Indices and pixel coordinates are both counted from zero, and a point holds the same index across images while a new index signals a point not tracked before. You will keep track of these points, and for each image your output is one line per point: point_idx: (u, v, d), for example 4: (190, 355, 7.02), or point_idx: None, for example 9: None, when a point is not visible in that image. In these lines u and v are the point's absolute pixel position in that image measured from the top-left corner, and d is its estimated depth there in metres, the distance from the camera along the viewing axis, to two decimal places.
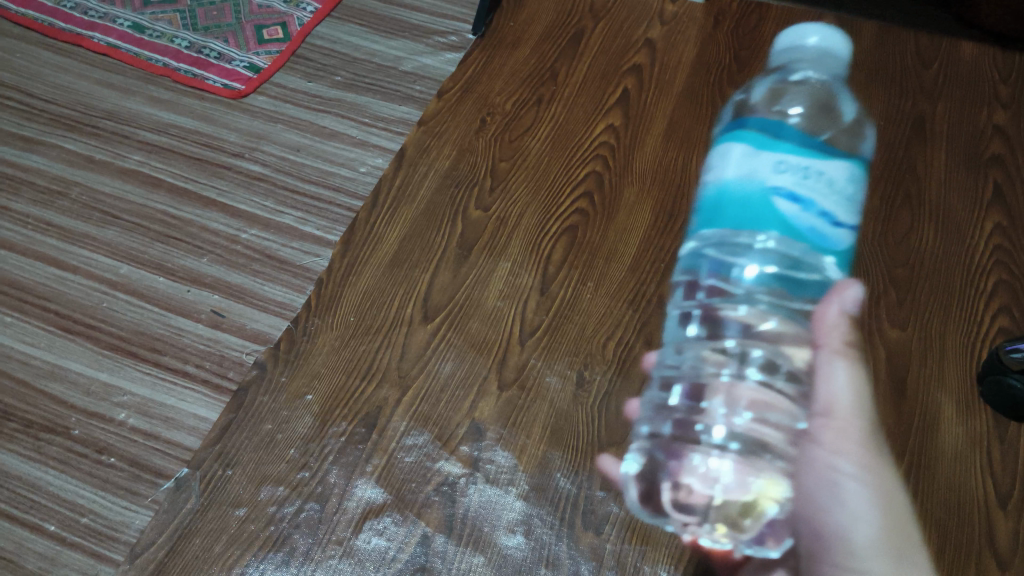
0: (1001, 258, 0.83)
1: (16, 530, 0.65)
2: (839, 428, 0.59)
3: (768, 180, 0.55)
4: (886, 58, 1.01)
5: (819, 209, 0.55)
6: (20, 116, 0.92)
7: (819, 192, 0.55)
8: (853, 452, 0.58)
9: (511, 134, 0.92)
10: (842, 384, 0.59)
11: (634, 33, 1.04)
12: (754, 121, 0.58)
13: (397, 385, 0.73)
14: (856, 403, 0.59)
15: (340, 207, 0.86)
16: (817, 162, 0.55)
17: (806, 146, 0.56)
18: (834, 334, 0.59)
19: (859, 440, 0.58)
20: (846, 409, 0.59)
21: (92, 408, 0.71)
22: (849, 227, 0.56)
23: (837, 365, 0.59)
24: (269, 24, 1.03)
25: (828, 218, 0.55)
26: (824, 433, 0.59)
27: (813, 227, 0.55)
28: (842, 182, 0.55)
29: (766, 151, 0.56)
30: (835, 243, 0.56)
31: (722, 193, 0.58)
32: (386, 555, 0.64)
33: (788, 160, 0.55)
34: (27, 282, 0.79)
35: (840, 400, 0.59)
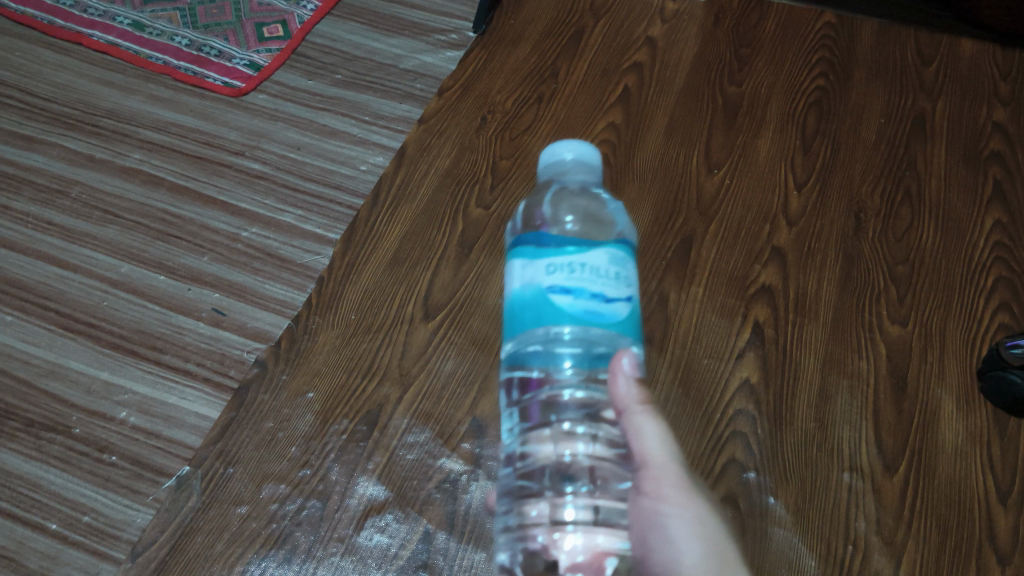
0: (1001, 255, 0.83)
1: (17, 529, 0.65)
2: (657, 478, 0.50)
3: (543, 283, 0.48)
4: (886, 56, 1.01)
5: (589, 290, 0.47)
6: (20, 115, 0.92)
7: (571, 277, 0.48)
8: (678, 496, 0.49)
9: (511, 132, 0.92)
10: (654, 433, 0.51)
11: (634, 31, 1.04)
12: (520, 235, 0.51)
13: (398, 383, 0.73)
14: (671, 451, 0.51)
15: (341, 205, 0.86)
16: (576, 253, 0.48)
17: (568, 240, 0.49)
18: (627, 388, 0.52)
19: (681, 486, 0.50)
20: (662, 457, 0.50)
21: (93, 407, 0.71)
22: (623, 298, 0.49)
23: (642, 415, 0.51)
24: (268, 22, 1.03)
25: (600, 296, 0.48)
26: (647, 483, 0.50)
27: (589, 309, 0.47)
28: (607, 266, 0.48)
29: (536, 259, 0.49)
30: (613, 316, 0.48)
31: (511, 305, 0.50)
32: (387, 552, 0.64)
33: (555, 259, 0.48)
34: (28, 281, 0.79)
35: (652, 448, 0.50)
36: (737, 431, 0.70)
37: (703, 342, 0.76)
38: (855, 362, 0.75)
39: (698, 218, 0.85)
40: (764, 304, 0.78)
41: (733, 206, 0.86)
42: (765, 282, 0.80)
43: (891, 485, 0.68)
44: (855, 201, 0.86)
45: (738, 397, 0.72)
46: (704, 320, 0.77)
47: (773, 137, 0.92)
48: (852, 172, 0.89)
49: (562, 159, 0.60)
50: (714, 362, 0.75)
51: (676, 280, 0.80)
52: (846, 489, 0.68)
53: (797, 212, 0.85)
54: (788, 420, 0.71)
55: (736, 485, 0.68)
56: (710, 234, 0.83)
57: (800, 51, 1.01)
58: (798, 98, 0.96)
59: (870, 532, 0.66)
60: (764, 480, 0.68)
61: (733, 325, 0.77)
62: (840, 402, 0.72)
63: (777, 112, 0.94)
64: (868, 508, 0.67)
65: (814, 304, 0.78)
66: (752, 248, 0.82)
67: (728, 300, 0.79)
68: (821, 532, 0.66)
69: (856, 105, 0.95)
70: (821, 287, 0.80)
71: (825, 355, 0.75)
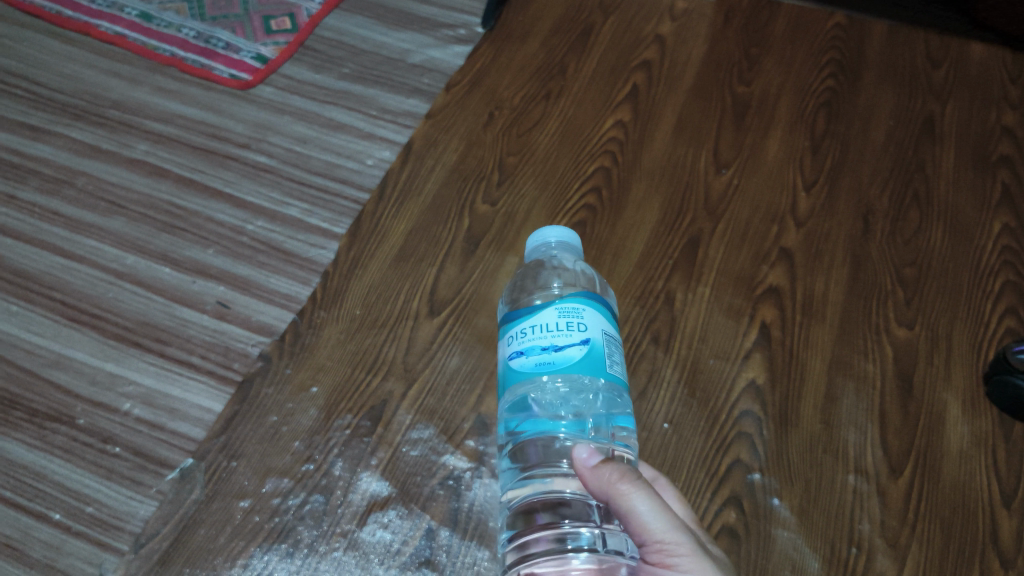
0: (1008, 259, 0.82)
1: (20, 518, 0.64)
2: (660, 550, 0.52)
3: (506, 352, 0.59)
4: (895, 57, 1.01)
5: (539, 345, 0.56)
6: (27, 105, 0.91)
7: (529, 337, 0.57)
8: (684, 565, 0.51)
9: (519, 129, 0.92)
10: (647, 512, 0.52)
11: (643, 28, 1.03)
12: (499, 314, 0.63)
13: (403, 379, 0.73)
14: (668, 522, 0.52)
15: (347, 199, 0.85)
16: (530, 317, 0.58)
17: (524, 310, 0.59)
18: (608, 476, 0.53)
19: (685, 553, 0.51)
20: (661, 531, 0.52)
21: (97, 398, 0.71)
22: (576, 342, 0.56)
23: (633, 499, 0.52)
24: (276, 14, 1.03)
25: (550, 347, 0.56)
26: (651, 554, 0.53)
27: (540, 360, 0.56)
28: (556, 320, 0.57)
29: (507, 331, 0.60)
30: (563, 361, 0.55)
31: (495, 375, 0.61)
32: (390, 547, 0.64)
33: (516, 328, 0.59)
34: (33, 271, 0.78)
35: (649, 526, 0.52)
36: (742, 431, 0.70)
37: (710, 342, 0.76)
38: (862, 364, 0.74)
39: (706, 217, 0.84)
40: (771, 305, 0.78)
41: (741, 205, 0.86)
42: (772, 283, 0.80)
43: (897, 488, 0.68)
44: (863, 203, 0.86)
45: (744, 398, 0.72)
46: (711, 319, 0.77)
47: (782, 138, 0.92)
48: (861, 174, 0.88)
49: (547, 242, 0.68)
50: (720, 362, 0.74)
51: (683, 280, 0.80)
52: (851, 491, 0.67)
53: (806, 213, 0.85)
54: (793, 421, 0.71)
55: (741, 485, 0.67)
56: (718, 234, 0.83)
57: (809, 52, 1.01)
58: (807, 99, 0.95)
59: (874, 535, 0.65)
60: (769, 481, 0.68)
61: (740, 326, 0.77)
62: (846, 404, 0.72)
63: (787, 112, 0.94)
64: (873, 510, 0.66)
65: (821, 305, 0.78)
66: (759, 249, 0.82)
67: (735, 301, 0.78)
68: (825, 534, 0.65)
69: (864, 106, 0.95)
70: (828, 288, 0.79)
71: (832, 356, 0.75)
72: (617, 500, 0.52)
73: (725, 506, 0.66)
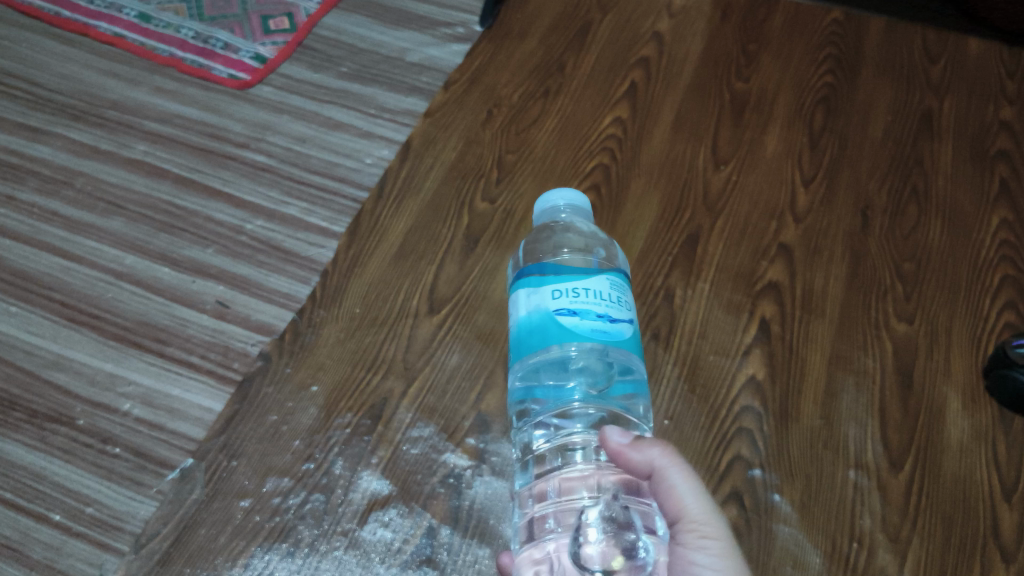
0: (1007, 253, 0.82)
1: (20, 519, 0.64)
2: (691, 530, 0.52)
3: (550, 307, 0.58)
4: (893, 53, 1.01)
5: (594, 311, 0.57)
6: (26, 105, 0.91)
7: (580, 297, 0.58)
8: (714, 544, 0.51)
9: (518, 126, 0.92)
10: (681, 487, 0.53)
11: (642, 25, 1.04)
12: (525, 269, 0.61)
13: (403, 376, 0.73)
14: (703, 503, 0.53)
15: (345, 198, 0.85)
16: (580, 280, 0.59)
17: (573, 271, 0.59)
18: (644, 452, 0.55)
19: (718, 537, 0.51)
20: (696, 509, 0.52)
21: (97, 398, 0.71)
22: (626, 318, 0.59)
23: (668, 473, 0.53)
24: (275, 14, 1.03)
25: (605, 316, 0.58)
26: (683, 535, 0.52)
27: (596, 326, 0.57)
28: (610, 290, 0.59)
29: (547, 286, 0.59)
30: (618, 334, 0.58)
31: (520, 330, 0.59)
32: (391, 546, 0.64)
33: (562, 285, 0.58)
34: (32, 272, 0.78)
35: (683, 503, 0.53)
36: (743, 427, 0.70)
37: (710, 338, 0.76)
38: (862, 359, 0.74)
39: (705, 214, 0.84)
40: (771, 300, 0.78)
41: (740, 201, 0.86)
42: (771, 279, 0.80)
43: (897, 483, 0.68)
44: (862, 198, 0.86)
45: (744, 393, 0.72)
46: (711, 315, 0.77)
47: (780, 133, 0.92)
48: (860, 169, 0.88)
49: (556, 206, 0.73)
50: (720, 358, 0.74)
51: (683, 276, 0.80)
52: (852, 486, 0.67)
53: (804, 209, 0.85)
54: (794, 416, 0.71)
55: (741, 482, 0.67)
56: (717, 230, 0.83)
57: (808, 47, 1.01)
58: (805, 94, 0.96)
59: (875, 530, 0.65)
60: (769, 477, 0.68)
61: (740, 321, 0.77)
62: (847, 399, 0.72)
63: (785, 108, 0.94)
64: (874, 505, 0.66)
65: (821, 300, 0.78)
66: (758, 244, 0.82)
67: (734, 296, 0.78)
68: (826, 529, 0.65)
69: (863, 101, 0.95)
70: (827, 284, 0.79)
71: (832, 352, 0.75)
72: (653, 472, 0.54)
73: (725, 502, 0.66)
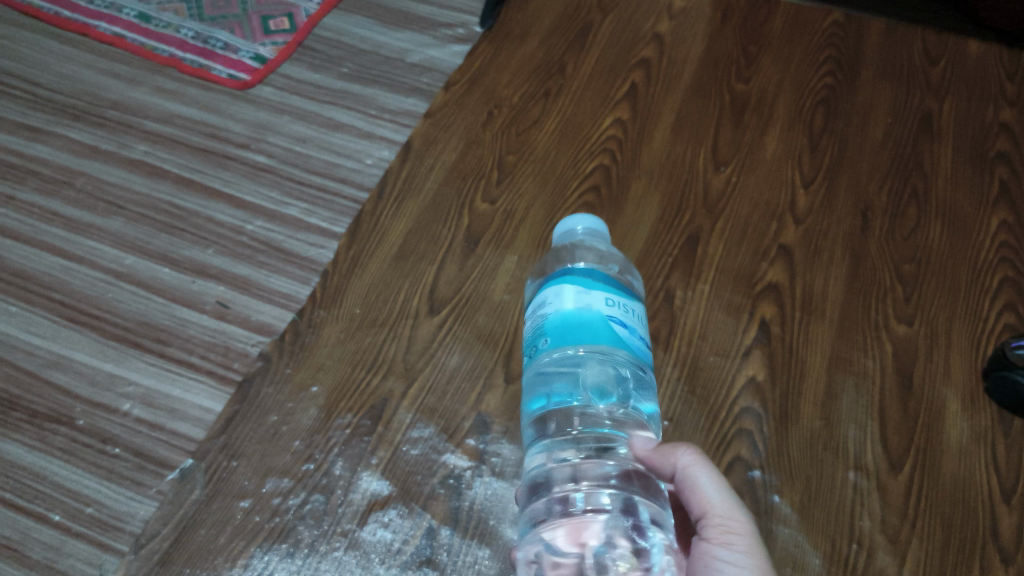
0: (1006, 255, 0.82)
1: (20, 519, 0.64)
2: (716, 526, 0.52)
3: (604, 311, 0.56)
4: (893, 54, 1.01)
5: (639, 330, 0.58)
6: (26, 105, 0.91)
7: (629, 313, 0.58)
8: (739, 542, 0.51)
9: (518, 127, 0.92)
10: (705, 484, 0.53)
11: (642, 27, 1.04)
12: (571, 268, 0.59)
13: (403, 377, 0.73)
14: (727, 499, 0.53)
15: (346, 199, 0.85)
16: (626, 297, 0.59)
17: (619, 287, 0.59)
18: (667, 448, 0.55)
19: (743, 532, 0.52)
20: (720, 505, 0.53)
21: (97, 399, 0.71)
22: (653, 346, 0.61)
23: (691, 470, 0.54)
24: (275, 15, 1.03)
25: (644, 338, 0.58)
26: (709, 531, 0.53)
27: (640, 345, 0.57)
28: (645, 316, 0.60)
29: (598, 291, 0.57)
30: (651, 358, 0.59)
31: (566, 322, 0.55)
32: (391, 546, 0.64)
33: (613, 295, 0.58)
34: (32, 272, 0.78)
35: (707, 499, 0.53)
36: (743, 429, 0.70)
37: (710, 339, 0.76)
38: (861, 361, 0.75)
39: (705, 215, 0.85)
40: (771, 302, 0.78)
41: (740, 203, 0.86)
42: (772, 280, 0.80)
43: (896, 484, 0.68)
44: (862, 199, 0.86)
45: (744, 395, 0.72)
46: (711, 317, 0.77)
47: (780, 135, 0.92)
48: (860, 170, 0.89)
49: (574, 230, 0.70)
50: (720, 359, 0.74)
51: (683, 277, 0.80)
52: (851, 488, 0.67)
53: (805, 210, 0.85)
54: (794, 418, 0.71)
55: (741, 483, 0.67)
56: (717, 231, 0.83)
57: (808, 49, 1.01)
58: (806, 96, 0.96)
59: (874, 531, 0.65)
60: (769, 478, 0.68)
61: (740, 323, 0.77)
62: (846, 401, 0.72)
63: (785, 109, 0.94)
64: (873, 507, 0.66)
65: (821, 302, 0.78)
66: (758, 246, 0.82)
67: (734, 298, 0.78)
68: (826, 531, 0.65)
69: (863, 103, 0.95)
70: (828, 285, 0.79)
71: (832, 353, 0.75)
72: (676, 471, 0.55)
73: None
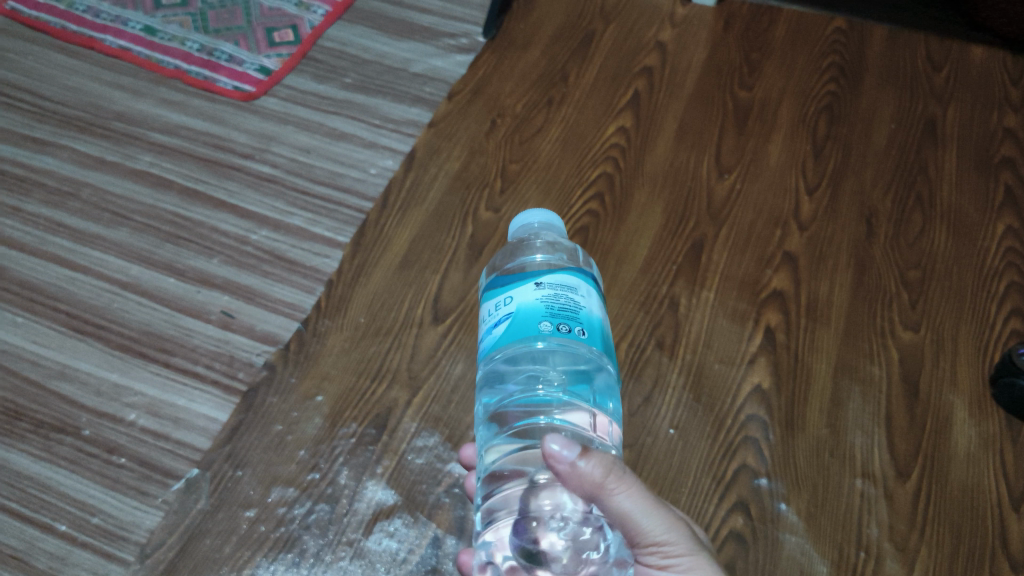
0: (1012, 260, 0.82)
1: (26, 529, 0.64)
2: (653, 550, 0.50)
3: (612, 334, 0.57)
4: (897, 61, 1.01)
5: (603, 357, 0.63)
6: (32, 117, 0.92)
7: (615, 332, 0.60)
8: (682, 564, 0.49)
9: (521, 136, 0.93)
10: (638, 510, 0.48)
11: (644, 35, 1.04)
12: (590, 272, 0.58)
13: (407, 386, 0.73)
14: (661, 522, 0.49)
15: (350, 208, 0.85)
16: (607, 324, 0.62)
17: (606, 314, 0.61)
18: (587, 478, 0.47)
19: (683, 553, 0.49)
20: (658, 532, 0.49)
21: (102, 408, 0.71)
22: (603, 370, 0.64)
23: (619, 499, 0.47)
24: (280, 26, 1.04)
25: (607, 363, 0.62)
26: (646, 554, 0.50)
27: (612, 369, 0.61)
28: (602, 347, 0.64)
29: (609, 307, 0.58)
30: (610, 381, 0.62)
31: (596, 329, 0.54)
32: (396, 556, 0.64)
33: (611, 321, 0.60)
34: (39, 283, 0.78)
35: (642, 528, 0.48)
36: (748, 437, 0.70)
37: (715, 347, 0.75)
38: (867, 367, 0.74)
39: (709, 222, 0.85)
40: (776, 308, 0.78)
41: (743, 210, 0.86)
42: (777, 288, 0.79)
43: (905, 491, 0.67)
44: (867, 206, 0.86)
45: (750, 402, 0.72)
46: (714, 324, 0.77)
47: (783, 142, 0.92)
48: (864, 177, 0.89)
49: (530, 224, 0.65)
50: (724, 367, 0.74)
51: (686, 285, 0.80)
52: (859, 496, 0.67)
53: (808, 216, 0.85)
54: (800, 425, 0.71)
55: (748, 491, 0.67)
56: (721, 238, 0.83)
57: (811, 56, 1.01)
58: (809, 102, 0.96)
59: (883, 539, 0.65)
60: (776, 486, 0.67)
61: (744, 330, 0.77)
62: (851, 408, 0.72)
63: (788, 115, 0.94)
64: (882, 514, 0.66)
65: (827, 308, 0.78)
66: (763, 253, 0.82)
67: (739, 305, 0.78)
68: (834, 539, 0.65)
69: (867, 109, 0.95)
70: (833, 291, 0.79)
71: (837, 359, 0.75)
72: (607, 500, 0.48)
73: (732, 512, 0.66)
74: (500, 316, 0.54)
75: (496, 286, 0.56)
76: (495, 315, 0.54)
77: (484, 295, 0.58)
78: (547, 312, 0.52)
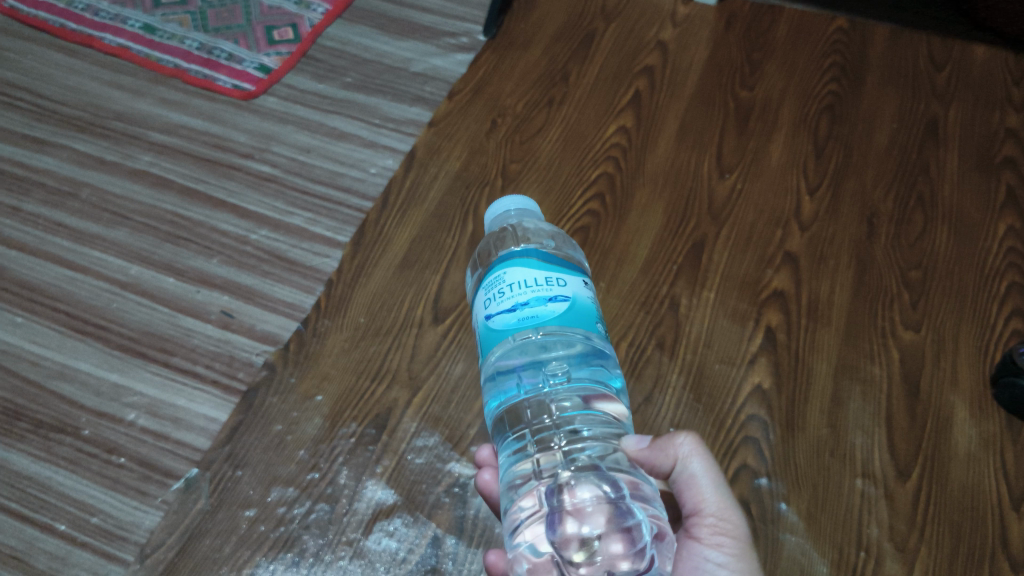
0: (1013, 261, 0.82)
1: (26, 529, 0.64)
2: (707, 524, 0.52)
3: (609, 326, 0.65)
4: (899, 60, 1.01)
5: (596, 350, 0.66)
6: (31, 117, 0.92)
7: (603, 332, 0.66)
8: (731, 543, 0.51)
9: (522, 136, 0.92)
10: (706, 480, 0.53)
11: (645, 35, 1.04)
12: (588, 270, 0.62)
13: (407, 386, 0.73)
14: (723, 498, 0.53)
15: (350, 208, 0.85)
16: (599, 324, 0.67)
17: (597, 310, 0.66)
18: (668, 441, 0.54)
19: (735, 534, 0.52)
20: (716, 505, 0.52)
21: (101, 409, 0.71)
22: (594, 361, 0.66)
23: (693, 464, 0.53)
24: (279, 25, 1.03)
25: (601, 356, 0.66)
26: (699, 529, 0.53)
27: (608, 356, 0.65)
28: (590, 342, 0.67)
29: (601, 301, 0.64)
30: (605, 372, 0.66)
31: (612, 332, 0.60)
32: (396, 556, 0.64)
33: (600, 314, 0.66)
34: (38, 283, 0.78)
35: (704, 497, 0.53)
36: (749, 436, 0.70)
37: (715, 347, 0.75)
38: (868, 368, 0.74)
39: (710, 222, 0.84)
40: (776, 308, 0.78)
41: (745, 210, 0.85)
42: (777, 288, 0.79)
43: (905, 492, 0.67)
44: (868, 206, 0.86)
45: (750, 402, 0.72)
46: (715, 324, 0.77)
47: (785, 142, 0.91)
48: (865, 177, 0.88)
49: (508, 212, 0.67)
50: (725, 366, 0.74)
51: (687, 284, 0.79)
52: (859, 495, 0.67)
53: (810, 216, 0.85)
54: (800, 425, 0.71)
55: (748, 491, 0.67)
56: (721, 238, 0.83)
57: (813, 56, 1.01)
58: (811, 102, 0.96)
59: (883, 539, 0.64)
60: (776, 486, 0.67)
61: (745, 330, 0.76)
62: (852, 407, 0.72)
63: (790, 115, 0.94)
64: (882, 514, 0.66)
65: (828, 309, 0.78)
66: (763, 252, 0.82)
67: (740, 305, 0.78)
68: (834, 539, 0.65)
69: (869, 109, 0.95)
70: (834, 292, 0.79)
71: (837, 360, 0.75)
72: (676, 464, 0.53)
73: None
74: (554, 292, 0.53)
75: (537, 260, 0.55)
76: (546, 289, 0.53)
77: (519, 258, 0.55)
78: (597, 312, 0.56)
